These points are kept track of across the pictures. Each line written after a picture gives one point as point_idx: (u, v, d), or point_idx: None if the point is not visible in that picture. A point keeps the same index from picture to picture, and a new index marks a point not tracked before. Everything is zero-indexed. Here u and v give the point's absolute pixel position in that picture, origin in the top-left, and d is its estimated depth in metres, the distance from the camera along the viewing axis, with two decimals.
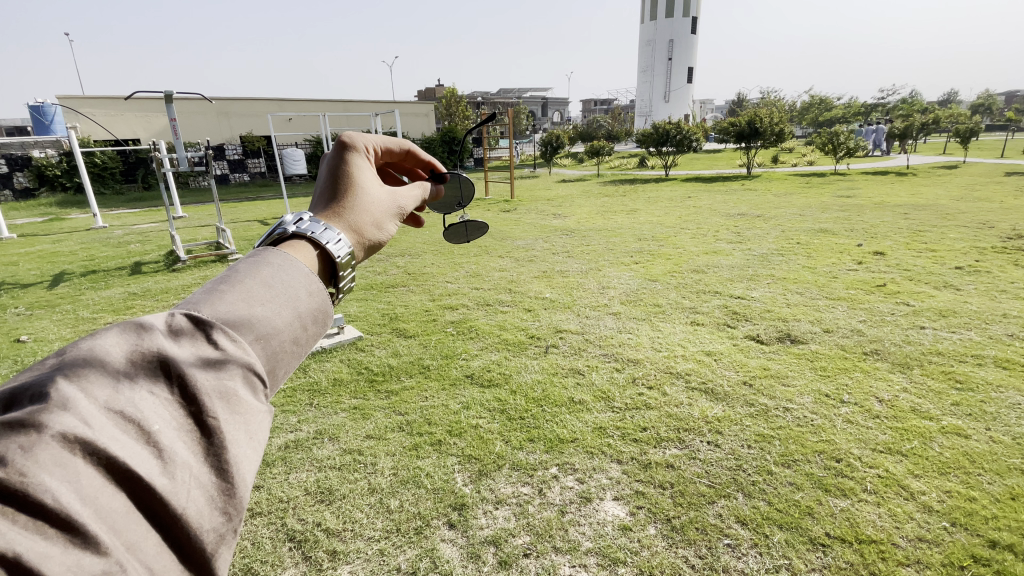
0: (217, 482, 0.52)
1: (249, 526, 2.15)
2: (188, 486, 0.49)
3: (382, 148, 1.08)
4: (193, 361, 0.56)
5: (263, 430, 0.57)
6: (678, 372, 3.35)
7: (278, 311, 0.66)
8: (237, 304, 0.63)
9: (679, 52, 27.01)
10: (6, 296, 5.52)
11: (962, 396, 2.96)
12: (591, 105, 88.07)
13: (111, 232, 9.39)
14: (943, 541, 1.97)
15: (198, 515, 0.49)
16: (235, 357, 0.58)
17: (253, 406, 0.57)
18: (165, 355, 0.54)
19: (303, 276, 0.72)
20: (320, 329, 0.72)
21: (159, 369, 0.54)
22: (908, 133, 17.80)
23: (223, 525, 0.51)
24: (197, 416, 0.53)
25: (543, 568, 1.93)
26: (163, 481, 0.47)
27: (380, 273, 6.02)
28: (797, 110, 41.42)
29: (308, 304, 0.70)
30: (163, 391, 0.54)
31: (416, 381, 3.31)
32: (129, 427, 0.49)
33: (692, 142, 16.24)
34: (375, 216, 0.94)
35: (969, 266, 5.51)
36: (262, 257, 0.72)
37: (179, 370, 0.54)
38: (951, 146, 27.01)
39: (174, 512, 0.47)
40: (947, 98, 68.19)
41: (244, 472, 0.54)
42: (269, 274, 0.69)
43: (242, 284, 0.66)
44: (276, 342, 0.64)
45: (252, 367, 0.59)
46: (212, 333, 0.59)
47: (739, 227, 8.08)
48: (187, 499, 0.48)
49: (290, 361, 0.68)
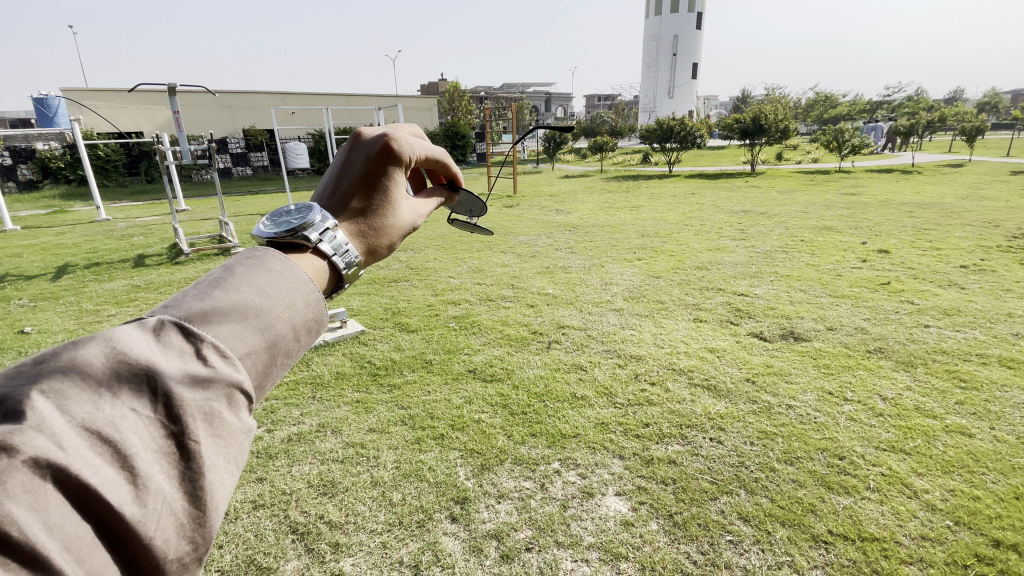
0: (189, 508, 0.51)
1: (251, 518, 2.16)
2: (158, 515, 0.48)
3: (422, 153, 1.04)
4: (179, 376, 0.54)
5: (243, 453, 0.56)
6: (681, 368, 3.35)
7: (272, 321, 0.65)
8: (230, 313, 0.62)
9: (684, 48, 26.88)
10: (10, 288, 5.54)
11: (966, 395, 2.95)
12: (595, 101, 87.98)
13: (114, 225, 9.41)
14: (946, 540, 1.97)
15: (165, 544, 0.48)
16: (223, 376, 0.57)
17: (237, 429, 0.56)
18: (150, 372, 0.53)
19: (304, 283, 0.72)
20: (312, 339, 0.71)
21: (143, 383, 0.52)
22: (913, 130, 17.69)
23: (190, 553, 0.50)
24: (177, 438, 0.52)
25: (545, 562, 1.93)
26: (133, 508, 0.47)
27: (382, 267, 6.02)
28: (801, 108, 41.21)
29: (303, 315, 0.69)
30: (143, 407, 0.52)
31: (418, 375, 3.31)
32: (107, 447, 0.48)
33: (696, 139, 16.18)
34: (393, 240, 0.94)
35: (974, 265, 5.49)
36: (262, 260, 0.71)
37: (164, 389, 0.53)
38: (956, 143, 26.75)
39: (141, 542, 0.46)
40: (953, 97, 67.70)
41: (218, 498, 0.53)
42: (267, 281, 0.68)
43: (237, 289, 0.65)
44: (265, 356, 0.63)
45: (239, 386, 0.58)
46: (200, 347, 0.57)
47: (743, 224, 8.04)
48: (157, 528, 0.48)
49: (282, 369, 0.67)
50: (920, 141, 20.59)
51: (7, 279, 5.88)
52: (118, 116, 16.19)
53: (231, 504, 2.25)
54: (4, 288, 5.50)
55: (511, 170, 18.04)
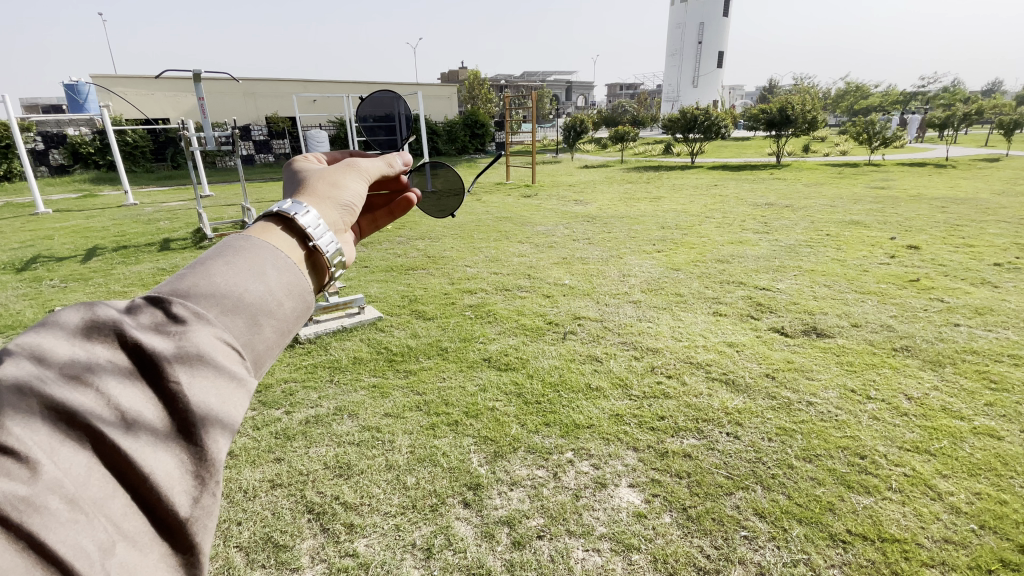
0: (185, 447, 0.53)
1: (270, 497, 2.20)
2: (154, 449, 0.50)
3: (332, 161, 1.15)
4: (153, 334, 0.55)
5: (240, 396, 0.57)
6: (699, 362, 3.30)
7: (246, 288, 0.64)
8: (199, 283, 0.63)
9: (710, 35, 26.40)
10: (41, 269, 5.72)
11: (995, 397, 2.84)
12: (616, 90, 87.67)
13: (142, 209, 9.64)
14: (970, 544, 1.91)
15: (164, 477, 0.49)
16: (197, 328, 0.57)
17: (227, 372, 0.57)
18: (122, 329, 0.54)
19: (267, 247, 0.72)
20: (299, 305, 0.70)
21: (118, 340, 0.54)
22: (950, 123, 16.94)
23: (198, 487, 0.52)
24: (161, 383, 0.53)
25: (556, 550, 1.94)
26: (125, 440, 0.49)
27: (400, 256, 6.05)
28: (831, 98, 39.71)
29: (278, 279, 0.68)
30: (123, 360, 0.54)
31: (434, 362, 3.33)
32: (88, 386, 0.50)
33: (720, 129, 15.81)
34: (331, 179, 0.94)
35: (1009, 263, 5.26)
36: (226, 242, 0.72)
37: (137, 342, 0.54)
38: (993, 139, 25.87)
39: (141, 474, 0.48)
40: (991, 89, 64.68)
41: (217, 439, 0.54)
42: (235, 254, 0.68)
43: (207, 269, 0.65)
44: (247, 316, 0.62)
45: (221, 337, 0.58)
46: (171, 309, 0.58)
47: (767, 217, 7.84)
48: (155, 461, 0.49)
49: (272, 334, 0.66)
50: (954, 133, 19.76)
51: (40, 261, 6.06)
52: (146, 102, 16.55)
53: (250, 482, 2.29)
54: (35, 270, 5.68)
55: (530, 161, 17.93)
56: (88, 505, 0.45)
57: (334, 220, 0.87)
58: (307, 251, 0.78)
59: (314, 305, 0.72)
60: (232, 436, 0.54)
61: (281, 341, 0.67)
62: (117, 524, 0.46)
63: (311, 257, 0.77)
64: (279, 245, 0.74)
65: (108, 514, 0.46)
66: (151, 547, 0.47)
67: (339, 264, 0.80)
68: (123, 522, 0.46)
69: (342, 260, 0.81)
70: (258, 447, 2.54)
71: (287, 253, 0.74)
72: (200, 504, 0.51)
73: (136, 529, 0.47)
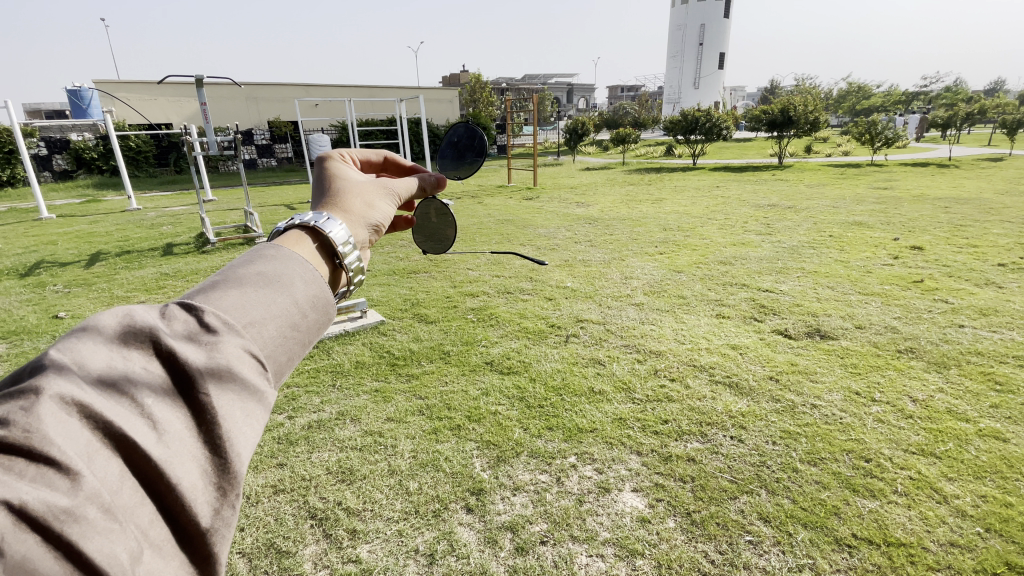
0: (210, 457, 0.52)
1: (272, 502, 2.20)
2: (183, 458, 0.50)
3: (364, 161, 1.13)
4: (185, 341, 0.56)
5: (263, 409, 0.57)
6: (702, 365, 3.29)
7: (273, 298, 0.65)
8: (230, 291, 0.64)
9: (711, 36, 26.34)
10: (46, 274, 5.74)
11: (1001, 398, 2.82)
12: (618, 92, 87.94)
13: (144, 214, 9.68)
14: (977, 547, 1.89)
15: (191, 488, 0.49)
16: (225, 340, 0.57)
17: (253, 385, 0.57)
18: (158, 336, 0.55)
19: (296, 260, 0.72)
20: (321, 318, 0.70)
21: (153, 347, 0.54)
22: (953, 123, 16.84)
23: (219, 498, 0.52)
24: (191, 393, 0.54)
25: (560, 556, 1.92)
26: (156, 449, 0.48)
27: (402, 259, 6.06)
28: (831, 99, 39.66)
29: (304, 292, 0.69)
30: (156, 369, 0.54)
31: (437, 366, 3.33)
32: (124, 396, 0.50)
33: (721, 130, 15.79)
34: (366, 197, 0.95)
35: (1013, 264, 5.22)
36: (257, 252, 0.72)
37: (172, 354, 0.54)
38: (995, 139, 25.82)
39: (169, 482, 0.48)
40: (993, 88, 64.54)
41: (240, 451, 0.54)
42: (264, 265, 0.69)
43: (237, 279, 0.66)
44: (273, 328, 0.63)
45: (248, 349, 0.59)
46: (204, 318, 0.58)
47: (769, 219, 7.81)
48: (183, 470, 0.49)
49: (293, 345, 0.66)
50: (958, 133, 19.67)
51: (43, 266, 6.08)
52: (149, 108, 16.63)
53: (252, 487, 2.29)
54: (40, 275, 5.69)
55: (531, 163, 17.95)
56: (120, 512, 0.45)
57: (361, 238, 0.87)
58: (333, 267, 0.78)
59: (335, 317, 0.72)
60: (255, 446, 0.55)
61: (301, 353, 0.67)
62: (146, 534, 0.46)
63: (335, 272, 0.78)
64: (307, 257, 0.74)
65: (137, 522, 0.46)
66: (172, 555, 0.47)
67: (360, 279, 0.81)
68: (150, 531, 0.46)
69: (363, 275, 0.82)
70: (261, 453, 2.54)
71: (314, 266, 0.74)
72: (221, 515, 0.51)
73: (160, 537, 0.47)
